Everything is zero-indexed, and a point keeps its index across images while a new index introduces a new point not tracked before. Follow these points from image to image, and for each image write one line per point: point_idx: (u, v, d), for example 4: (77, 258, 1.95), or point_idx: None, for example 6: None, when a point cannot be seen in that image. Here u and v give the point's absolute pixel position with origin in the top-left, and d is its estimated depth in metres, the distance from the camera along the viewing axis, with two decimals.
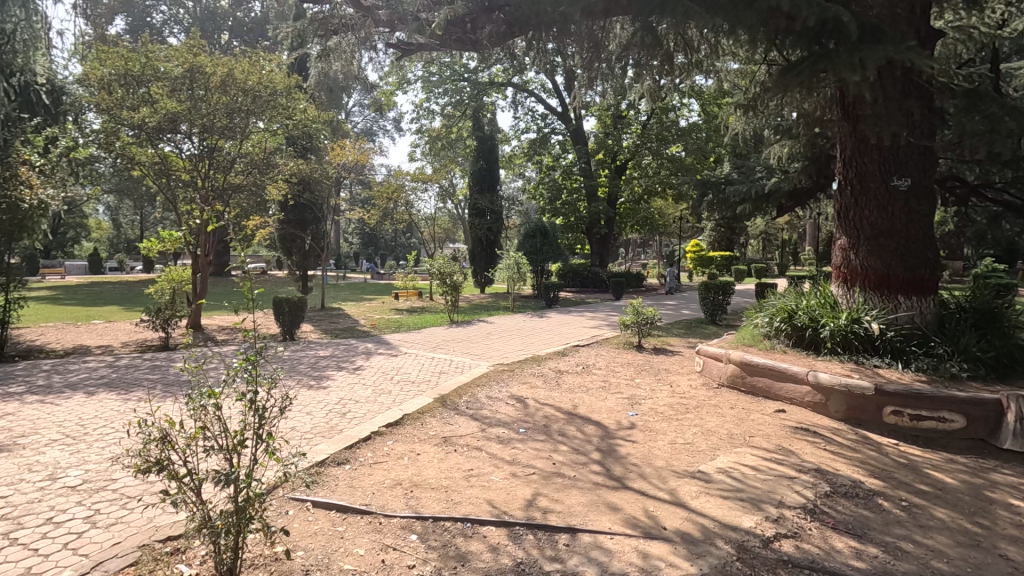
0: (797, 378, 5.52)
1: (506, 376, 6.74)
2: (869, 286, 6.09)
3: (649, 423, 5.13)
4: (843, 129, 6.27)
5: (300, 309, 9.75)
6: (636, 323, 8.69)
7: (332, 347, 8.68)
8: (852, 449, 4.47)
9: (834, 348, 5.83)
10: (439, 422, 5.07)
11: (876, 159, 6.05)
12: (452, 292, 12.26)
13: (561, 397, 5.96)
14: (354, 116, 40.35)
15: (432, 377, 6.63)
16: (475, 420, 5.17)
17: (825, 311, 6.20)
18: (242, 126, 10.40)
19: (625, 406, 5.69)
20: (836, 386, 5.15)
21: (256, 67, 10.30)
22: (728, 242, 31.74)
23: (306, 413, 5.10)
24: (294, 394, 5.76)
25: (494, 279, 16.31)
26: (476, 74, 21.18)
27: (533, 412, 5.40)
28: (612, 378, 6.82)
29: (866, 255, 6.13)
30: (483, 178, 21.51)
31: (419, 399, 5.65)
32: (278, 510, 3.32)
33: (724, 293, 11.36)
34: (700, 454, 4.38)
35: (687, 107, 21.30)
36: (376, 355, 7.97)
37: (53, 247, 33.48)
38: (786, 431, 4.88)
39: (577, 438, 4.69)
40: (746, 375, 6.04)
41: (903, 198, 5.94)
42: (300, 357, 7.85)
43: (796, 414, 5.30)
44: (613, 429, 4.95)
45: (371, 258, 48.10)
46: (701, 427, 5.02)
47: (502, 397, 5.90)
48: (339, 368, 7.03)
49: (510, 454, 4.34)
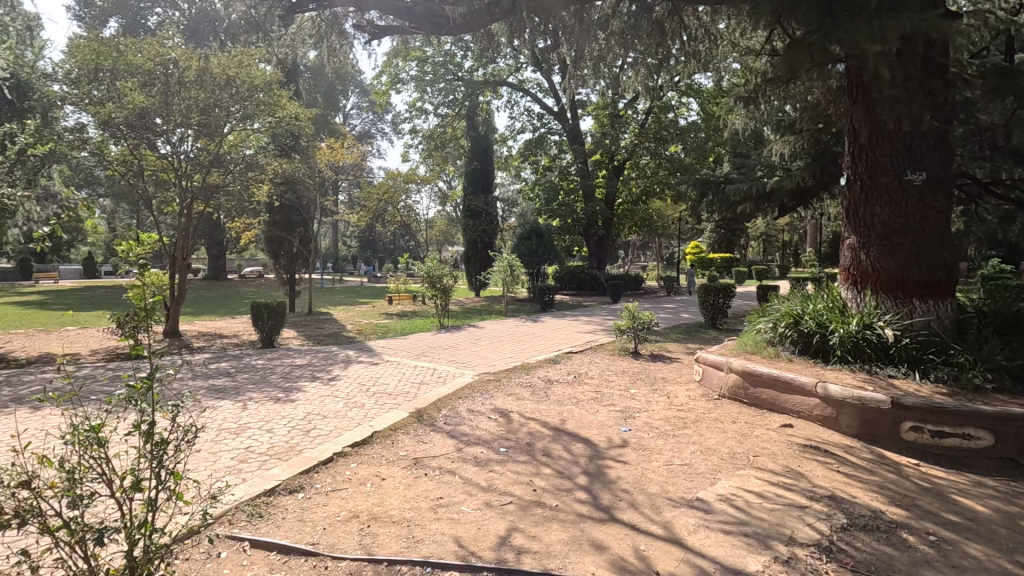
0: (804, 390, 5.06)
1: (491, 387, 6.26)
2: (881, 289, 5.63)
3: (642, 441, 4.66)
4: (852, 118, 5.85)
5: (280, 315, 9.28)
6: (632, 327, 8.24)
7: (310, 355, 8.21)
8: (869, 472, 4.01)
9: (844, 356, 5.37)
10: (411, 440, 4.60)
11: (889, 151, 5.59)
12: (442, 296, 11.82)
13: (549, 410, 5.49)
14: (352, 118, 40.06)
15: (410, 388, 6.15)
16: (452, 437, 4.70)
17: (834, 316, 5.75)
18: (220, 120, 9.87)
19: (618, 420, 5.23)
20: (847, 399, 4.69)
21: (234, 59, 9.84)
22: (728, 243, 31.20)
23: (267, 431, 4.66)
24: (256, 409, 5.30)
25: (489, 282, 15.81)
26: (471, 73, 20.76)
27: (517, 428, 4.93)
28: (605, 389, 6.35)
29: (877, 255, 5.68)
30: (478, 179, 21.12)
31: (392, 414, 5.17)
32: (207, 553, 2.86)
33: (724, 297, 10.91)
34: (699, 478, 3.92)
35: (686, 106, 20.84)
36: (356, 363, 7.50)
37: (47, 252, 33.19)
38: (794, 450, 4.42)
39: (563, 459, 4.22)
40: (749, 387, 5.58)
41: (919, 192, 5.47)
42: (274, 366, 7.39)
43: (804, 429, 4.83)
44: (603, 448, 4.49)
45: (369, 261, 47.78)
46: (700, 445, 4.55)
47: (484, 411, 5.43)
48: (312, 379, 6.55)
49: (486, 478, 3.87)
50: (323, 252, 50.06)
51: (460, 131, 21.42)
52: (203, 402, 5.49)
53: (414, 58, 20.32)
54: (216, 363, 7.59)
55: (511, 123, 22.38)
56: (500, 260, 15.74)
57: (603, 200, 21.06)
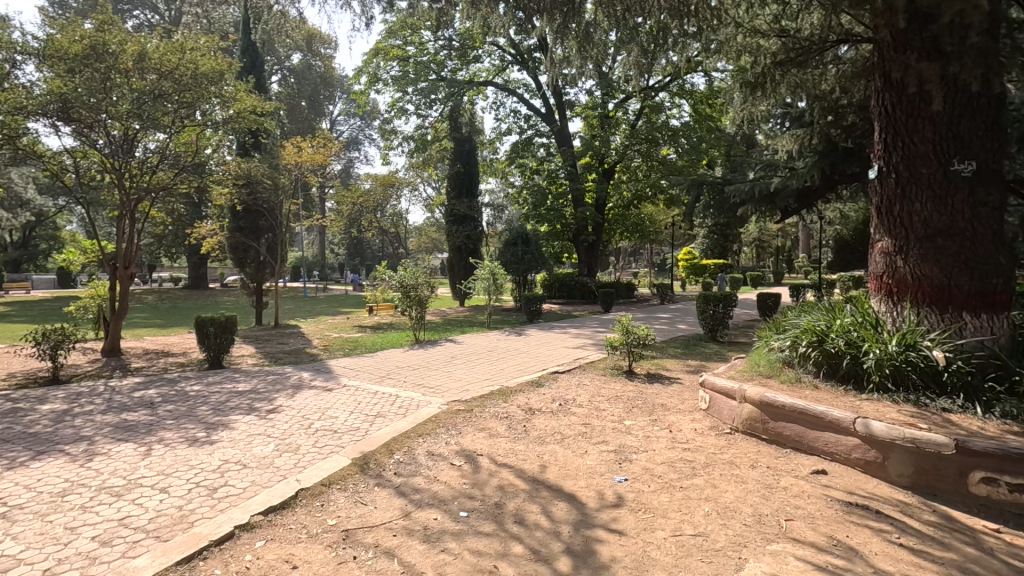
0: (839, 427, 4.10)
1: (460, 421, 5.26)
2: (925, 301, 4.71)
3: (642, 497, 3.67)
4: (887, 97, 4.98)
5: (229, 331, 8.21)
6: (625, 343, 7.27)
7: (256, 378, 7.13)
8: (942, 547, 3.04)
9: (882, 384, 4.43)
10: (346, 503, 3.56)
11: (931, 136, 4.71)
12: (417, 307, 10.80)
13: (526, 452, 4.48)
14: (339, 124, 39.29)
15: (361, 424, 5.10)
16: (399, 496, 3.68)
17: (867, 333, 4.81)
18: (169, 117, 8.99)
19: (611, 466, 4.23)
20: (897, 441, 3.75)
21: (179, 45, 8.81)
22: (722, 249, 30.33)
23: (160, 492, 3.60)
24: (161, 456, 4.24)
25: (472, 290, 14.76)
26: (454, 73, 20.01)
27: (483, 481, 3.92)
28: (596, 420, 5.36)
29: (918, 260, 4.76)
30: (462, 182, 20.16)
31: (330, 463, 4.13)
32: None
33: (725, 307, 9.98)
34: (721, 559, 2.92)
35: (678, 107, 20.00)
36: (306, 390, 6.45)
37: (21, 261, 31.89)
38: (837, 511, 3.44)
39: (540, 530, 3.22)
40: (769, 420, 4.60)
41: (968, 184, 4.58)
42: (209, 393, 6.32)
43: (843, 479, 3.85)
44: (592, 510, 3.50)
45: (355, 269, 46.42)
46: (716, 503, 3.56)
47: (447, 455, 4.41)
48: (246, 412, 5.49)
49: (435, 565, 2.85)
50: (309, 259, 48.75)
51: (443, 133, 20.51)
52: (97, 447, 4.40)
53: (395, 57, 19.40)
54: (143, 389, 6.50)
55: (497, 124, 21.47)
56: (482, 268, 14.69)
57: (593, 204, 20.25)
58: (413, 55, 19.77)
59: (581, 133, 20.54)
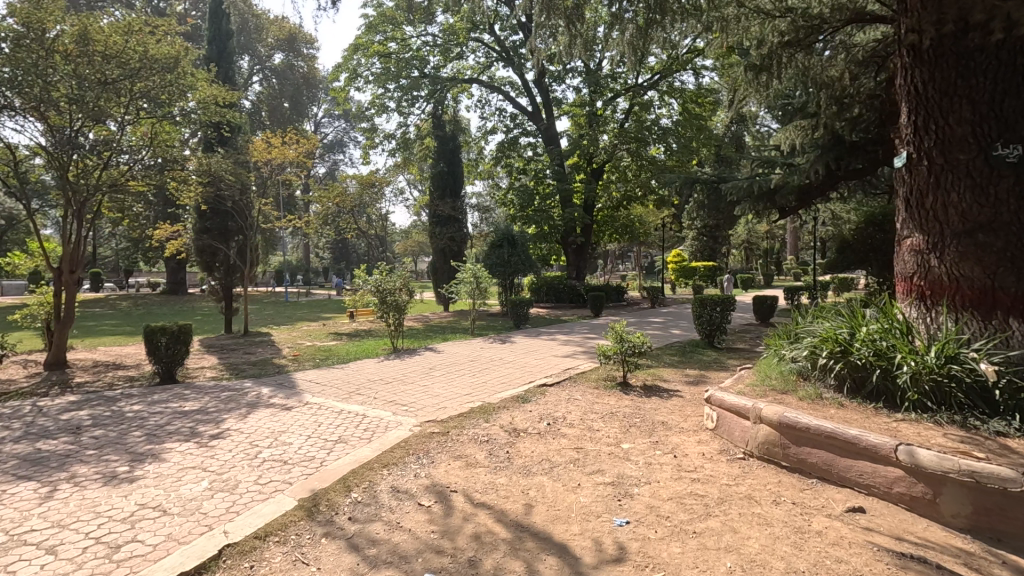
0: (878, 455, 3.46)
1: (433, 446, 4.56)
2: (965, 305, 4.14)
3: (649, 548, 3.00)
4: (919, 75, 4.47)
5: (182, 343, 7.41)
6: (619, 353, 6.62)
7: (208, 395, 6.36)
8: None
9: (920, 402, 3.83)
10: (282, 564, 2.83)
11: (969, 117, 4.17)
12: (394, 312, 10.04)
13: (509, 487, 3.79)
14: (322, 125, 38.45)
15: (317, 453, 4.37)
16: (350, 552, 2.96)
17: (899, 341, 4.22)
18: (119, 106, 8.26)
19: (610, 504, 3.55)
20: (951, 474, 3.12)
21: (127, 26, 8.03)
22: (711, 251, 29.91)
23: (47, 553, 2.85)
24: (64, 500, 3.48)
25: (455, 294, 14.04)
26: (437, 70, 19.35)
27: (455, 528, 3.22)
28: (589, 444, 4.68)
29: (955, 259, 4.20)
30: (446, 182, 19.39)
31: (270, 506, 3.41)
32: None
33: (722, 311, 9.35)
34: None
35: (667, 105, 19.50)
36: (262, 408, 5.69)
37: None
38: (890, 566, 2.78)
39: None
40: (791, 445, 3.97)
41: (1014, 172, 3.98)
42: (148, 414, 5.53)
43: (886, 521, 3.21)
44: (587, 568, 2.80)
45: (340, 273, 45.38)
46: (740, 557, 2.89)
47: (414, 492, 3.70)
48: (185, 438, 4.72)
49: None
50: (292, 263, 47.60)
51: (427, 131, 19.89)
52: None
53: (375, 53, 18.68)
54: (74, 410, 5.70)
55: (482, 123, 20.82)
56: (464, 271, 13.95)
57: (582, 205, 19.66)
58: (396, 52, 19.08)
59: (568, 132, 19.94)
